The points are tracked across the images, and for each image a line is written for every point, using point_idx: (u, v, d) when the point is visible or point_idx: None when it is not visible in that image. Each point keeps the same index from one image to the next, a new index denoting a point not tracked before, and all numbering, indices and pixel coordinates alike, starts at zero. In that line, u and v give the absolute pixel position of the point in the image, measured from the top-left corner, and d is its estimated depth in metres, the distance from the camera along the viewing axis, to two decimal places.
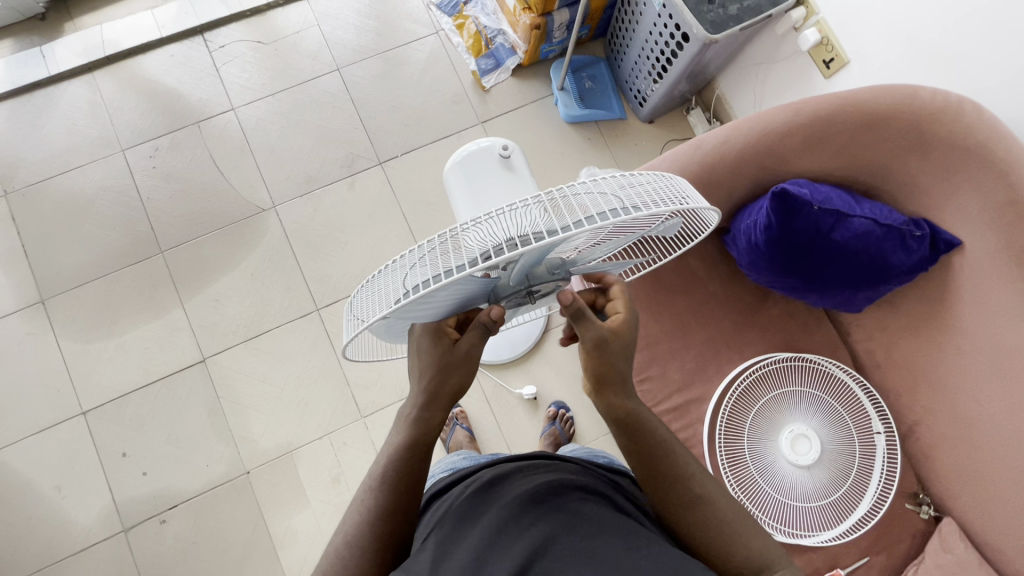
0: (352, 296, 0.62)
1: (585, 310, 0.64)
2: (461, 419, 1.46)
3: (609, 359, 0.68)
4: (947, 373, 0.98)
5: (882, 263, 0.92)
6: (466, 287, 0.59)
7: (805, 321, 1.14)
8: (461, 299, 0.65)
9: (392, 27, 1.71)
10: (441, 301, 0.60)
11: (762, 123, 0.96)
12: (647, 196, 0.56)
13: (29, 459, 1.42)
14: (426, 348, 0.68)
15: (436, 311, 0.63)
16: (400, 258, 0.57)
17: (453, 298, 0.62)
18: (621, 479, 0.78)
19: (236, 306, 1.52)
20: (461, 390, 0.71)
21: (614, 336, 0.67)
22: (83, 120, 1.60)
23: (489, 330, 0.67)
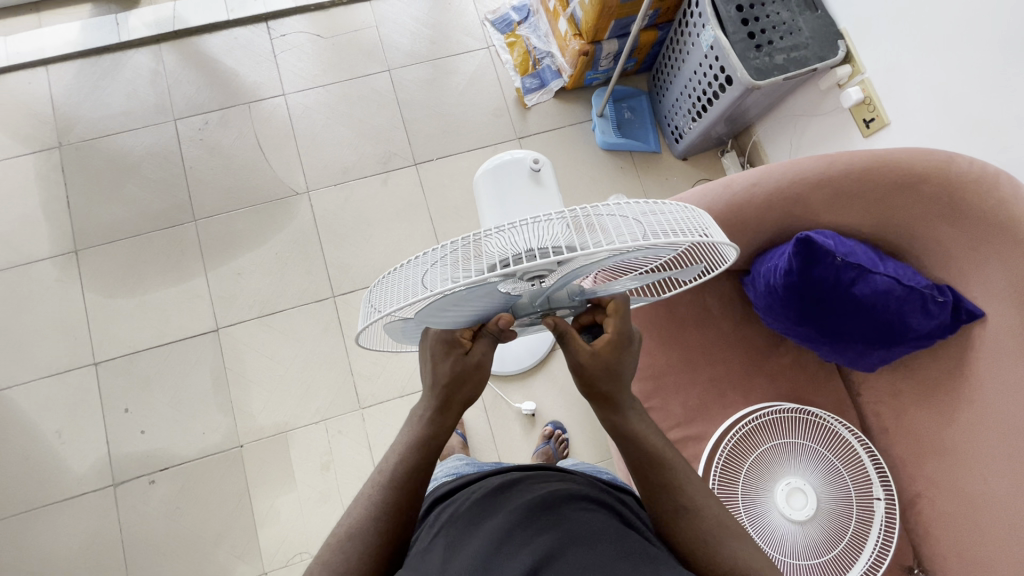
0: (369, 287, 0.63)
1: (563, 332, 0.68)
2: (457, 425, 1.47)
3: (592, 379, 0.70)
4: (956, 447, 0.95)
5: (900, 324, 0.91)
6: (483, 298, 0.61)
7: (814, 374, 1.13)
8: (479, 313, 0.67)
9: (446, 37, 1.77)
10: (457, 310, 0.61)
11: (794, 169, 0.96)
12: (669, 224, 0.57)
13: (36, 402, 1.46)
14: (440, 357, 0.69)
15: (450, 320, 0.65)
16: (420, 256, 0.58)
17: (469, 309, 0.63)
18: (622, 496, 0.78)
19: (256, 283, 1.56)
20: (473, 397, 0.72)
21: (595, 357, 0.69)
22: (143, 87, 1.68)
23: (496, 338, 0.71)
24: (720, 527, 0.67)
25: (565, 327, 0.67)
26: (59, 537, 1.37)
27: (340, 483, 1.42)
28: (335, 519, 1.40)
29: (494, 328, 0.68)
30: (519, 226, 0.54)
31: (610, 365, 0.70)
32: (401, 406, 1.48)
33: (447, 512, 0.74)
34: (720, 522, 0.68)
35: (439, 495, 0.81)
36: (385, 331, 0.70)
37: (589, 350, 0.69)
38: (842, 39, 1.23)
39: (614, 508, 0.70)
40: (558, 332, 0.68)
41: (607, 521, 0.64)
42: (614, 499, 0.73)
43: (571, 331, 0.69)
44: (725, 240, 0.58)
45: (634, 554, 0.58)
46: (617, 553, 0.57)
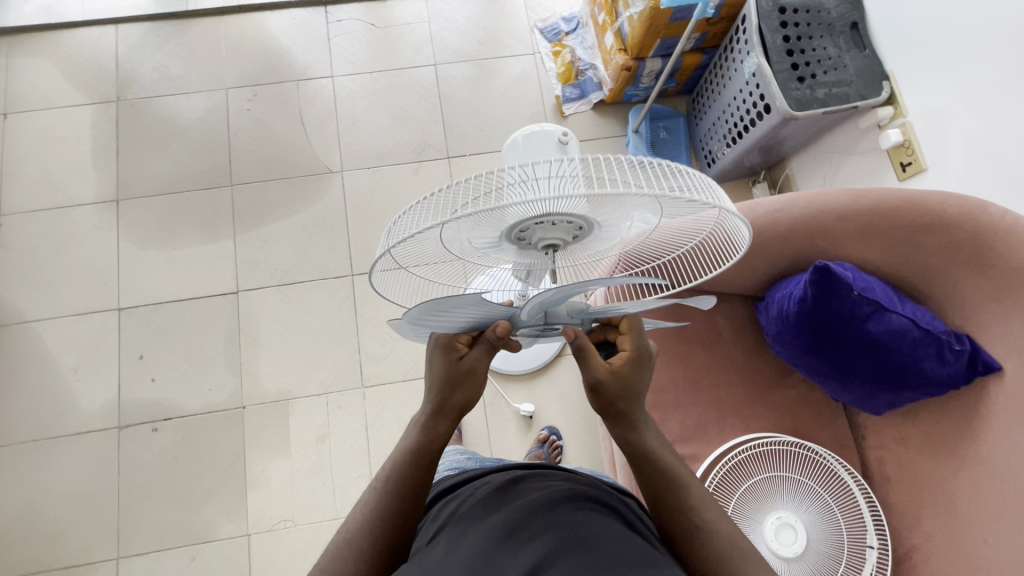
0: (390, 223, 0.65)
1: (578, 348, 0.68)
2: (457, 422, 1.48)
3: (610, 398, 0.70)
4: (959, 504, 0.92)
5: (912, 368, 0.89)
6: (486, 304, 0.63)
7: (818, 410, 1.11)
8: (479, 318, 0.69)
9: (495, 40, 1.81)
10: (456, 310, 0.63)
11: (820, 201, 0.95)
12: (683, 185, 0.59)
13: (59, 337, 1.52)
14: (436, 360, 0.71)
15: (450, 320, 0.66)
16: (438, 189, 0.61)
17: (470, 312, 0.65)
18: (624, 499, 0.76)
19: (280, 252, 1.60)
20: (467, 403, 0.71)
21: (613, 376, 0.70)
22: (202, 55, 1.77)
23: (496, 347, 0.71)
24: (701, 538, 0.66)
25: (583, 342, 0.68)
26: (61, 469, 1.42)
27: (333, 457, 1.44)
28: (323, 492, 1.42)
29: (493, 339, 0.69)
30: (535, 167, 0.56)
31: (623, 384, 0.70)
32: (402, 390, 1.50)
33: (447, 506, 0.74)
34: (701, 532, 0.67)
35: (439, 490, 0.81)
36: (395, 264, 0.73)
37: (607, 367, 0.70)
38: (887, 80, 1.22)
39: (612, 508, 0.70)
40: (576, 347, 0.68)
41: (599, 519, 0.64)
42: (616, 500, 0.72)
43: (587, 346, 0.69)
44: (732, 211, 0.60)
45: (624, 556, 0.58)
46: (611, 556, 0.57)
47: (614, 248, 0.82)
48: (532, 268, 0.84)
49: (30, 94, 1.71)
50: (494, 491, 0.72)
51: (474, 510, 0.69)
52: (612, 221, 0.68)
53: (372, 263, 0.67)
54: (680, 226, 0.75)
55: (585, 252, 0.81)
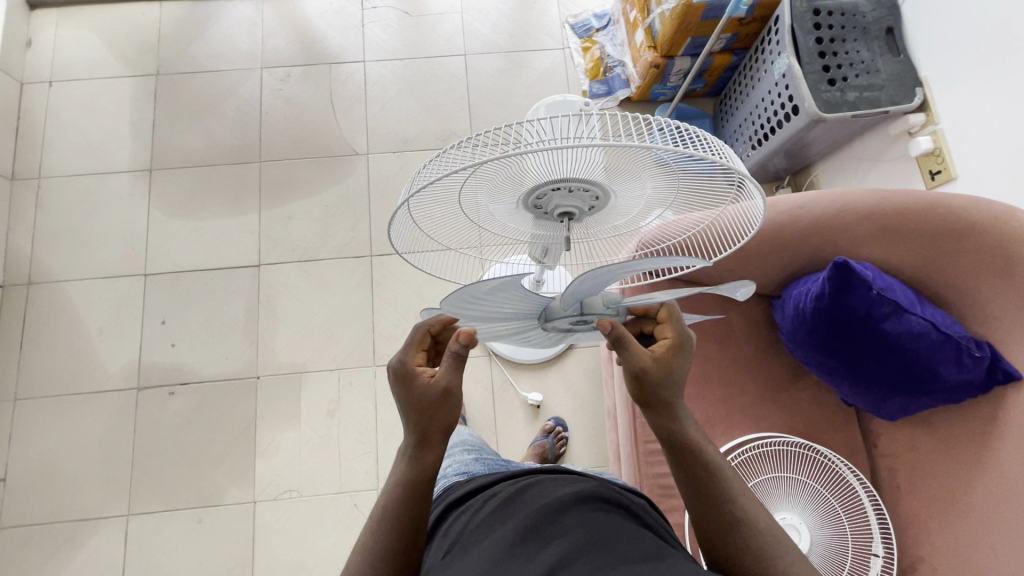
0: (412, 176, 0.66)
1: (617, 339, 0.66)
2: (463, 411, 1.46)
3: (656, 388, 0.67)
4: (970, 517, 0.90)
5: (928, 372, 0.88)
6: (519, 295, 0.62)
7: (828, 415, 1.09)
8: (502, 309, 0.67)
9: (526, 33, 1.83)
10: (490, 297, 0.62)
11: (843, 199, 0.94)
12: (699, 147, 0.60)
13: (87, 298, 1.57)
14: (403, 394, 0.67)
15: (482, 312, 0.66)
16: (459, 143, 0.63)
17: (502, 302, 0.64)
18: (633, 496, 0.75)
19: (303, 229, 1.64)
20: (452, 424, 0.67)
21: (658, 365, 0.66)
22: (240, 34, 1.82)
23: (463, 360, 0.66)
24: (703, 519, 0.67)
25: (626, 335, 0.65)
26: (80, 425, 1.47)
27: (341, 432, 1.47)
28: (329, 465, 1.44)
29: (458, 355, 0.65)
30: (554, 120, 0.57)
31: (664, 373, 0.66)
32: None
33: (458, 519, 0.73)
34: None
35: (449, 501, 0.80)
36: (413, 221, 0.74)
37: (651, 356, 0.67)
38: (920, 86, 1.21)
39: (627, 508, 0.69)
40: (615, 339, 0.66)
41: (615, 521, 0.64)
42: (626, 501, 0.71)
43: (627, 336, 0.67)
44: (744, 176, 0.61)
45: (638, 554, 0.58)
46: (627, 558, 0.57)
47: (630, 222, 0.83)
48: (549, 248, 0.86)
49: (75, 64, 1.77)
50: (506, 499, 0.72)
51: (489, 525, 0.68)
52: (627, 188, 0.69)
53: (392, 219, 0.68)
54: (696, 202, 0.75)
55: (602, 224, 0.82)
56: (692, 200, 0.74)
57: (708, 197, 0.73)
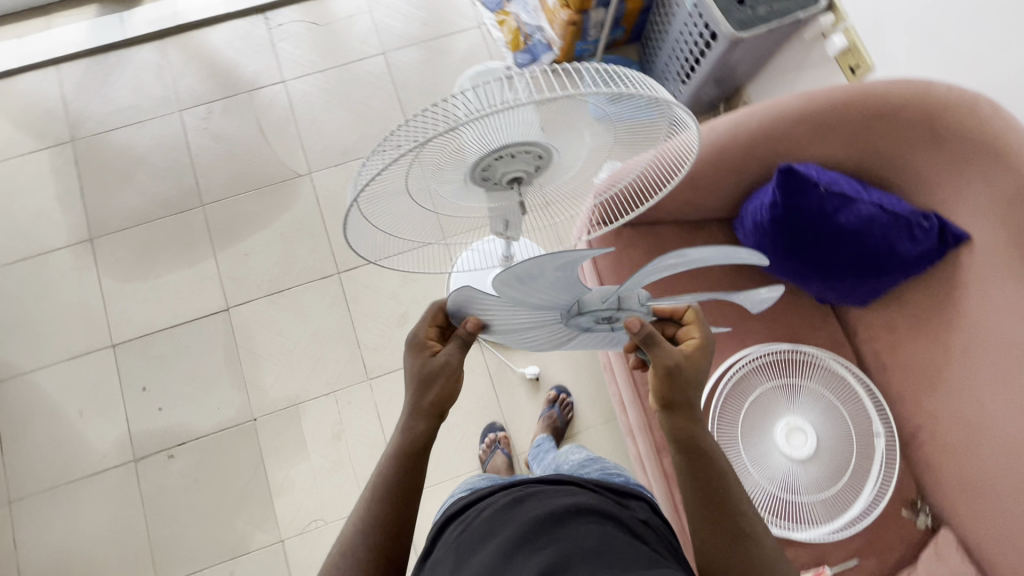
0: (354, 174, 0.65)
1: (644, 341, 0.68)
2: (502, 443, 1.45)
3: (686, 384, 0.71)
4: (954, 373, 0.97)
5: (887, 251, 0.92)
6: (572, 279, 0.60)
7: (807, 314, 1.14)
8: (547, 297, 0.64)
9: (439, 19, 1.82)
10: (543, 277, 0.58)
11: (776, 108, 0.98)
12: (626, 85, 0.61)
13: (59, 384, 1.52)
14: (409, 360, 0.75)
15: (524, 294, 0.62)
16: (392, 130, 0.62)
17: (549, 285, 0.60)
18: (634, 507, 0.75)
19: (264, 262, 1.61)
20: (451, 394, 0.75)
21: (688, 361, 0.71)
22: (149, 80, 1.75)
23: (467, 343, 0.74)
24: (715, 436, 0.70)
25: (650, 337, 0.67)
26: (85, 511, 1.43)
27: (352, 451, 1.47)
28: (348, 486, 1.44)
29: (465, 338, 0.72)
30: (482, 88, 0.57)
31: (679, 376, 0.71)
32: None
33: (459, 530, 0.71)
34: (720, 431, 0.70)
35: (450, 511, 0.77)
36: (367, 220, 0.73)
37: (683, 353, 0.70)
38: None
39: (625, 524, 0.68)
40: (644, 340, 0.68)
41: (615, 537, 0.63)
42: (625, 515, 0.71)
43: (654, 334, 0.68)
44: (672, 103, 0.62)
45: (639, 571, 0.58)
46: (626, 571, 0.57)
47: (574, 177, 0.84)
48: (509, 218, 0.86)
49: None
50: (510, 499, 0.71)
51: (495, 524, 0.68)
52: (567, 142, 0.70)
53: (344, 221, 0.67)
54: (634, 145, 0.77)
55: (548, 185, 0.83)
56: (630, 143, 0.76)
57: (643, 139, 0.75)
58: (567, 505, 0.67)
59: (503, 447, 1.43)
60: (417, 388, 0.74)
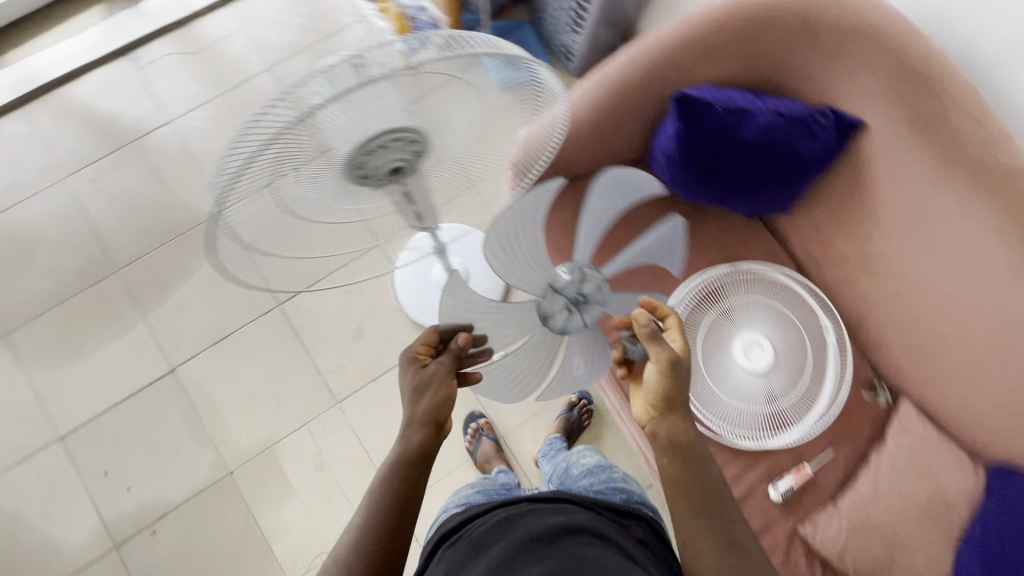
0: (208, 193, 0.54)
1: (646, 332, 0.76)
2: (486, 429, 1.45)
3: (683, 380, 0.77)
4: (880, 252, 1.00)
5: (793, 155, 0.94)
6: (539, 246, 0.74)
7: (738, 233, 1.16)
8: (525, 274, 0.76)
9: (318, 20, 1.73)
10: (520, 245, 0.72)
11: (660, 39, 0.97)
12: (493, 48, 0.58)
13: (13, 491, 1.43)
14: (403, 372, 0.79)
15: (509, 269, 0.74)
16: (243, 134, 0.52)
17: (528, 257, 0.74)
18: (627, 526, 0.78)
19: (199, 313, 1.53)
20: (443, 407, 0.77)
21: (682, 358, 0.77)
22: (23, 152, 1.62)
23: (456, 356, 0.78)
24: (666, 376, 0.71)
25: (651, 331, 0.75)
26: None
27: (340, 477, 1.44)
28: (344, 512, 1.42)
29: (459, 354, 0.77)
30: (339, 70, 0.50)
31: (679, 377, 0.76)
32: (377, 389, 1.50)
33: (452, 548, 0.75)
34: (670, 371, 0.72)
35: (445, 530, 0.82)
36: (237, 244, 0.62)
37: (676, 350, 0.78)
38: None
39: (616, 542, 0.71)
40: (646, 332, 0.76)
41: (601, 554, 0.66)
42: (616, 533, 0.74)
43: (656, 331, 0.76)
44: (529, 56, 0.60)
45: None
46: None
47: (456, 169, 0.80)
48: (421, 211, 0.81)
49: None
50: (504, 517, 0.75)
51: (489, 538, 0.73)
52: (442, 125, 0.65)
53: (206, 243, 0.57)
54: (507, 120, 0.73)
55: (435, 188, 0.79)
56: (502, 119, 0.72)
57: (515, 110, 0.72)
58: (558, 521, 0.71)
59: (487, 434, 1.43)
60: (414, 403, 0.76)
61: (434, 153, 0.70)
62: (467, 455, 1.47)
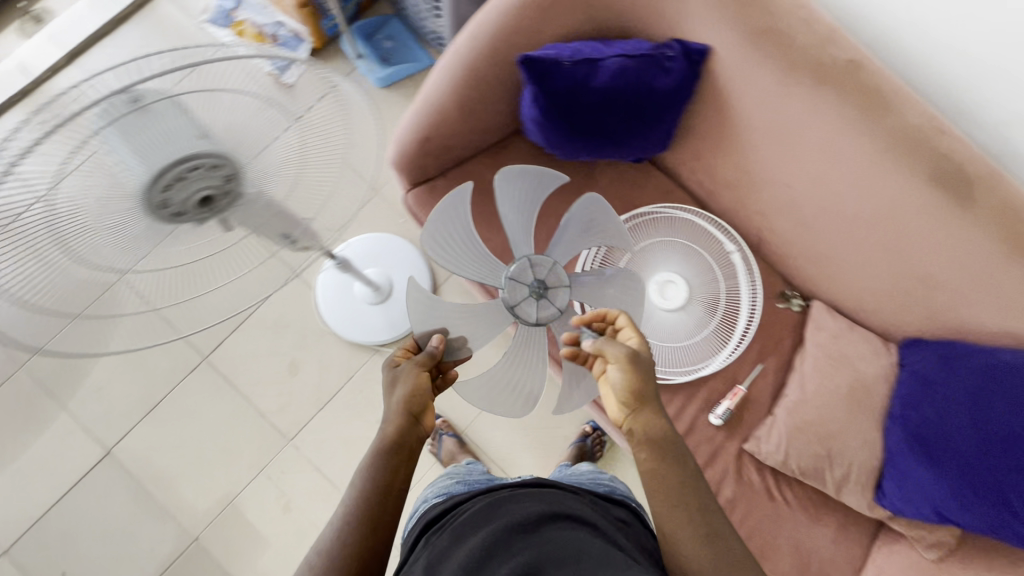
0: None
1: (592, 345, 0.77)
2: (446, 427, 1.45)
3: (643, 376, 0.74)
4: (757, 168, 1.02)
5: (650, 93, 0.94)
6: (476, 245, 0.81)
7: (630, 181, 1.18)
8: (471, 268, 0.82)
9: None
10: (457, 239, 0.80)
11: (497, 6, 0.96)
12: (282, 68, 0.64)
13: None
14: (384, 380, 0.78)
15: (453, 262, 0.80)
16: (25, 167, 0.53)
17: (470, 253, 0.81)
18: (616, 514, 0.76)
19: (122, 387, 1.46)
20: (420, 406, 0.74)
21: (637, 354, 0.75)
22: None
23: (432, 355, 0.77)
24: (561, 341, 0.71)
25: (597, 343, 0.76)
26: None
27: (310, 513, 1.42)
28: None
29: (432, 356, 0.76)
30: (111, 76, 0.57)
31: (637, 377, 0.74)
32: (328, 417, 1.48)
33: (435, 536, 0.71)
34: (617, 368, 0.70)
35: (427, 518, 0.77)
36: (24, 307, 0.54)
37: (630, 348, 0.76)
38: None
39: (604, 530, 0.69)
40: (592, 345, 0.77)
41: (590, 541, 0.64)
42: (605, 522, 0.71)
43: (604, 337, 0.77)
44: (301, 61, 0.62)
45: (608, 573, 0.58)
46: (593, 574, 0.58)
47: (299, 207, 0.71)
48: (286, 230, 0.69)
49: None
50: (489, 504, 0.72)
51: (476, 518, 0.70)
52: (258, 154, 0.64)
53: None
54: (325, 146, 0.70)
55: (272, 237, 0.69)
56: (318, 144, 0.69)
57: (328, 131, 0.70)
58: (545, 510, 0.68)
59: (446, 432, 1.43)
60: (394, 404, 0.74)
61: (251, 182, 0.65)
62: (433, 457, 1.47)
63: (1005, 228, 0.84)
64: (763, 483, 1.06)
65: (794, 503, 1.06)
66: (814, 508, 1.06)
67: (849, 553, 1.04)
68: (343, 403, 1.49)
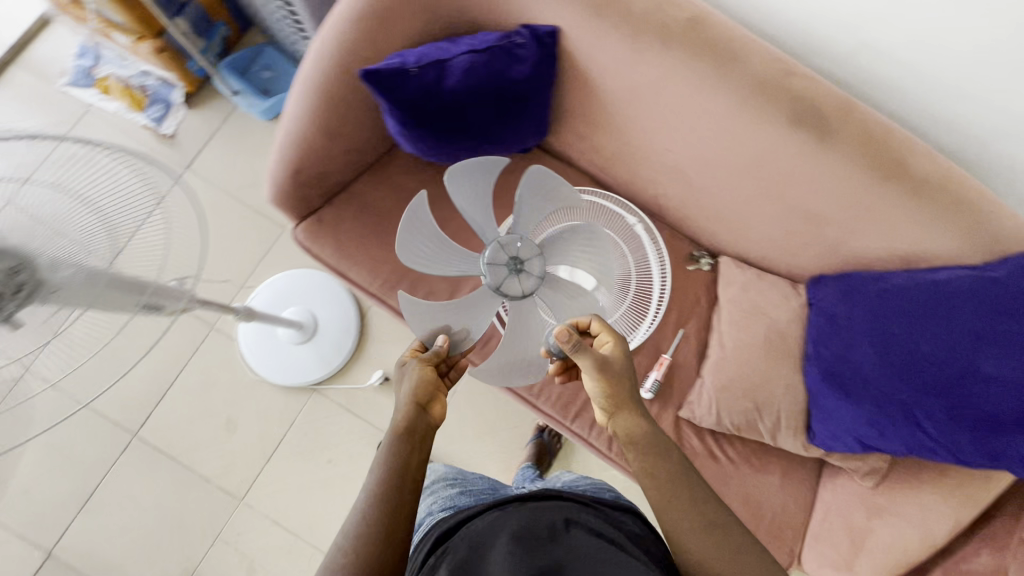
0: None
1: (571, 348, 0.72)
2: None
3: (622, 383, 0.73)
4: (635, 136, 1.01)
5: (509, 84, 0.92)
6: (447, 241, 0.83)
7: (522, 171, 1.15)
8: (447, 264, 0.83)
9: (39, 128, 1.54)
10: (428, 245, 0.81)
11: (335, 24, 0.92)
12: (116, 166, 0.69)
13: None
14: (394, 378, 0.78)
15: (429, 263, 0.81)
16: None
17: (447, 250, 0.82)
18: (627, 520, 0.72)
19: (51, 484, 1.38)
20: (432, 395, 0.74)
21: (614, 363, 0.74)
22: None
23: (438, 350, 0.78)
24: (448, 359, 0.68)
25: (580, 347, 0.72)
26: None
27: (276, 569, 1.37)
28: None
29: (438, 353, 0.77)
30: None
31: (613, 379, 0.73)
32: (277, 467, 1.43)
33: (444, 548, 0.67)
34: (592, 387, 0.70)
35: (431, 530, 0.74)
36: None
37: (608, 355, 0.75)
38: None
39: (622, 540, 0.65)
40: (570, 347, 0.72)
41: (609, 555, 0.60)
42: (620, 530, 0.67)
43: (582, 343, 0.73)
44: (93, 144, 0.67)
45: None
46: None
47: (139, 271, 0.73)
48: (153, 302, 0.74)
49: None
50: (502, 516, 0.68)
51: (491, 530, 0.66)
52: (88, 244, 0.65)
53: None
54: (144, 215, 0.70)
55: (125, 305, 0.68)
56: (133, 208, 0.69)
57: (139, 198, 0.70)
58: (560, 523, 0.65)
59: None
60: (403, 391, 0.73)
61: (65, 264, 0.60)
62: None
63: (869, 155, 0.86)
64: (704, 446, 1.07)
65: (736, 458, 1.06)
66: (756, 458, 1.07)
67: (796, 495, 1.06)
68: (290, 450, 1.44)
